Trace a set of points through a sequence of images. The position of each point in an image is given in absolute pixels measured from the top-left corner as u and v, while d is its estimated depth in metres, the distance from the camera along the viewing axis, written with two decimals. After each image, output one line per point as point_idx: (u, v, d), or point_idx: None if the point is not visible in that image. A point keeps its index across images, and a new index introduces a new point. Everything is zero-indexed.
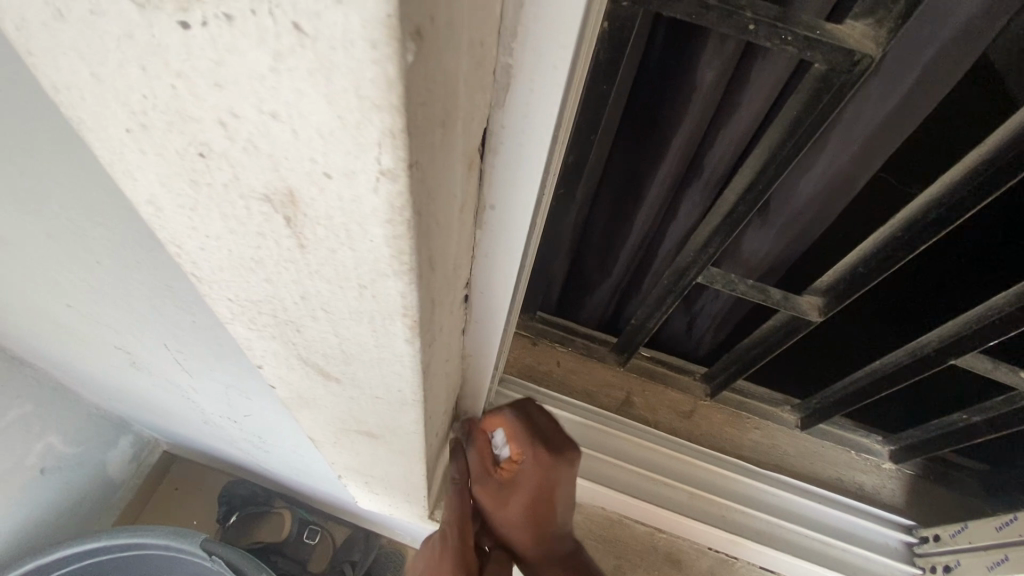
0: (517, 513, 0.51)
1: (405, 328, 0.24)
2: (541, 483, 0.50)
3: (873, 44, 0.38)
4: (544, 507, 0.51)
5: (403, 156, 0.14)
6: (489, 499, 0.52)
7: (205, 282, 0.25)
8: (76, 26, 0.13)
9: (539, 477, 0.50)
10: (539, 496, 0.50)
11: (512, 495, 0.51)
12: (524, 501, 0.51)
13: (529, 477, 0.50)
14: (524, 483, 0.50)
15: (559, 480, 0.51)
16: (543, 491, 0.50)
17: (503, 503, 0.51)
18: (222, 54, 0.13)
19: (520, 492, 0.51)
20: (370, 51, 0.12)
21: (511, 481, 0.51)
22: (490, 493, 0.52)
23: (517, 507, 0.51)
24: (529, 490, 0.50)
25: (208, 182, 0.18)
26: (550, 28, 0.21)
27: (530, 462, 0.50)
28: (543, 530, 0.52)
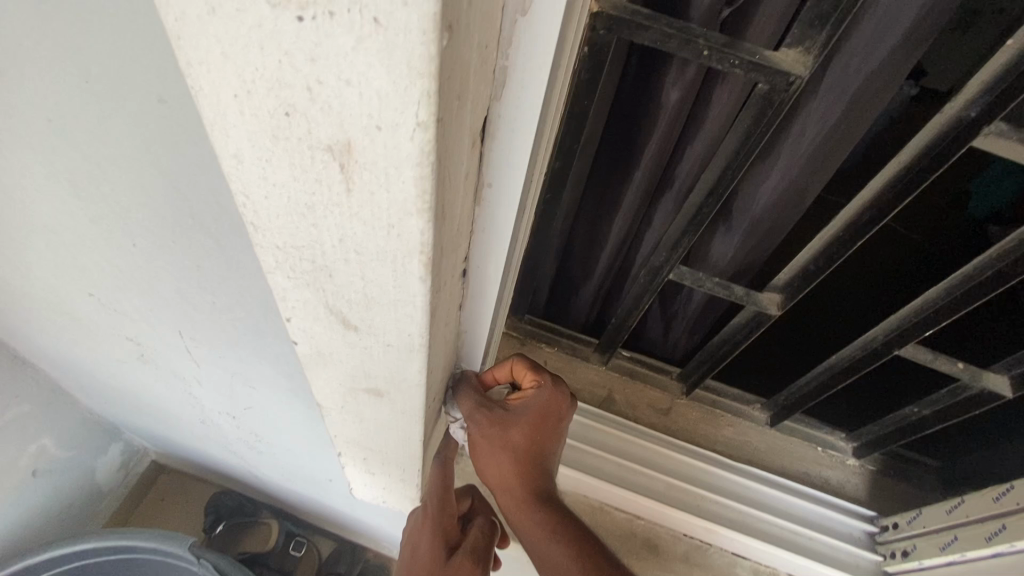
0: (521, 435, 0.57)
1: (420, 266, 0.30)
2: (549, 406, 0.59)
3: (803, 67, 0.47)
4: (547, 430, 0.59)
5: (433, 111, 0.21)
6: (495, 421, 0.56)
7: (260, 231, 0.31)
8: (220, 17, 0.20)
9: (548, 401, 0.58)
10: (544, 422, 0.58)
11: (519, 417, 0.57)
12: (534, 422, 0.58)
13: (540, 400, 0.58)
14: (535, 406, 0.58)
15: (562, 410, 0.60)
16: (548, 417, 0.59)
17: (511, 425, 0.57)
18: (320, 38, 0.20)
19: (530, 413, 0.58)
20: (421, 35, 0.18)
21: (519, 406, 0.58)
22: (497, 417, 0.56)
23: (523, 430, 0.57)
24: (538, 413, 0.58)
25: (286, 137, 0.24)
26: (535, 37, 0.28)
27: (545, 385, 0.59)
28: (538, 458, 0.58)
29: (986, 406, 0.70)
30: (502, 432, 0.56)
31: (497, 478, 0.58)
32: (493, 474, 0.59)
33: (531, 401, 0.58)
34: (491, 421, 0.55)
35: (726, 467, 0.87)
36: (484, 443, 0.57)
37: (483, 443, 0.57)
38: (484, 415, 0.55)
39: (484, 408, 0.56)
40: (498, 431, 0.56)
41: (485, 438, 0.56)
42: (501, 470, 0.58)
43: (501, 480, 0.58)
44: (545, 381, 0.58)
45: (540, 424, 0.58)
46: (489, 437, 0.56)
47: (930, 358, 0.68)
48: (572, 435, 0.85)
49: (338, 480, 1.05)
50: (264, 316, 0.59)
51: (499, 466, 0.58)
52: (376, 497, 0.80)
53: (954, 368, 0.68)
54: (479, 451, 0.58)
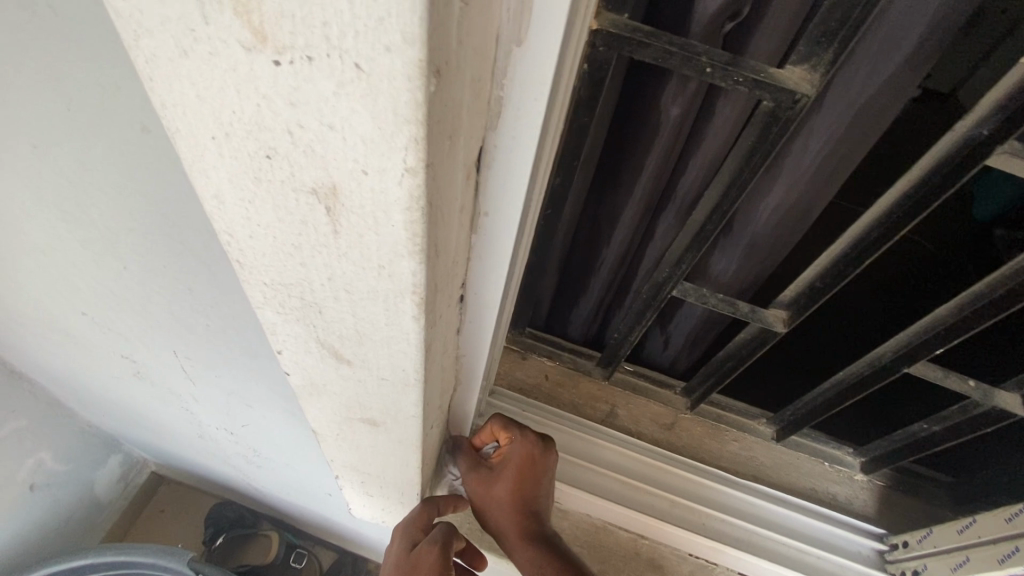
0: (502, 495, 0.59)
1: (413, 306, 0.29)
2: (523, 461, 0.59)
3: (810, 85, 0.45)
4: (529, 482, 0.60)
5: (422, 157, 0.20)
6: (481, 486, 0.61)
7: (246, 268, 0.30)
8: (194, 61, 0.19)
9: (520, 457, 0.59)
10: (522, 475, 0.59)
11: (498, 476, 0.60)
12: (511, 480, 0.59)
13: (512, 455, 0.60)
14: (511, 465, 0.60)
15: (539, 461, 0.60)
16: (526, 469, 0.59)
17: (491, 487, 0.60)
18: (300, 82, 0.18)
19: (508, 472, 0.60)
20: (407, 81, 0.17)
21: (499, 465, 0.61)
22: (482, 478, 0.61)
23: (501, 489, 0.59)
24: (516, 469, 0.59)
25: (268, 179, 0.23)
26: (532, 65, 0.27)
27: (512, 443, 0.60)
28: (523, 507, 0.59)
29: (997, 424, 0.69)
30: (486, 492, 0.60)
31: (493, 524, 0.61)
32: (492, 521, 0.62)
33: (507, 460, 0.60)
34: (477, 482, 0.61)
35: (730, 484, 0.86)
36: (479, 499, 0.62)
37: (478, 497, 0.62)
38: (471, 474, 0.62)
39: (472, 470, 0.62)
40: (482, 490, 0.61)
41: (477, 500, 0.62)
42: (493, 520, 0.61)
43: (498, 530, 0.61)
44: (516, 438, 0.60)
45: (517, 479, 0.59)
46: (478, 494, 0.62)
47: (940, 375, 0.67)
48: (575, 452, 0.83)
49: (337, 495, 1.04)
50: (258, 339, 0.58)
51: (494, 519, 0.61)
52: (374, 516, 0.79)
53: (966, 386, 0.66)
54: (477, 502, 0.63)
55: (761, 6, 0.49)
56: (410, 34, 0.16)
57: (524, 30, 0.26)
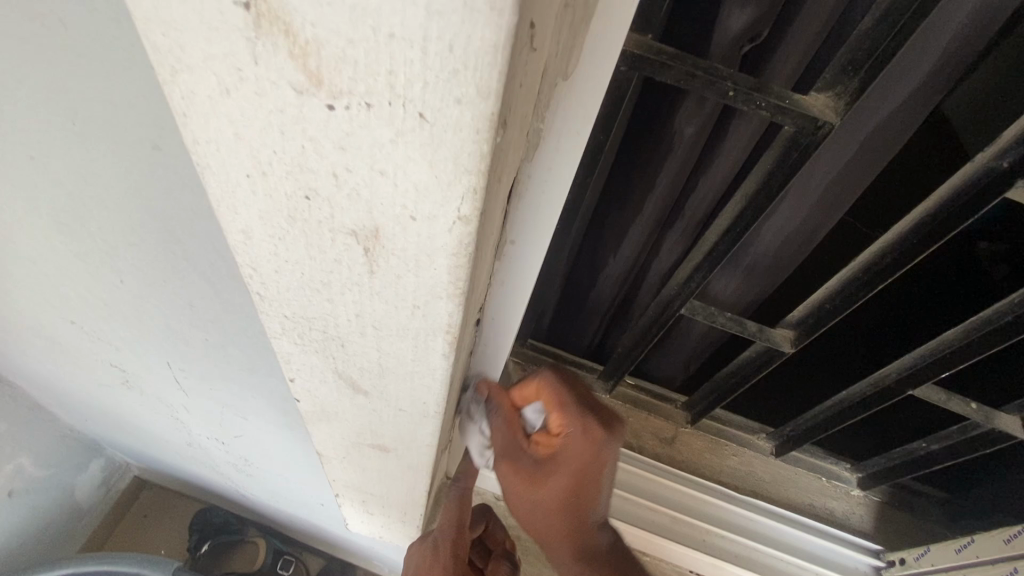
0: (556, 492, 0.49)
1: (445, 344, 0.27)
2: (587, 458, 0.48)
3: (834, 113, 0.45)
4: (586, 482, 0.49)
5: (479, 207, 0.19)
6: (520, 477, 0.50)
7: (267, 300, 0.28)
8: (236, 100, 0.18)
9: (586, 452, 0.48)
10: (583, 473, 0.48)
11: (548, 472, 0.49)
12: (568, 480, 0.49)
13: (575, 448, 0.48)
14: (571, 460, 0.48)
15: (605, 459, 0.48)
16: (589, 467, 0.48)
17: (539, 484, 0.49)
18: (354, 127, 0.17)
19: (565, 466, 0.48)
20: (475, 133, 0.16)
21: (551, 457, 0.49)
22: (523, 472, 0.49)
23: (555, 487, 0.49)
24: (577, 466, 0.48)
25: (305, 218, 0.22)
26: (576, 96, 0.26)
27: (578, 432, 0.47)
28: (579, 512, 0.51)
29: (996, 446, 0.69)
30: (530, 487, 0.50)
31: (532, 518, 0.53)
32: (529, 513, 0.53)
33: (566, 455, 0.48)
34: (516, 474, 0.49)
35: (734, 500, 0.86)
36: (512, 489, 0.51)
37: (509, 485, 0.51)
38: (507, 462, 0.50)
39: (509, 457, 0.49)
40: (523, 484, 0.50)
41: (514, 491, 0.51)
42: (534, 516, 0.52)
43: (537, 522, 0.53)
44: (578, 428, 0.47)
45: (577, 479, 0.49)
46: (512, 484, 0.50)
47: (942, 398, 0.67)
48: None
49: (330, 505, 1.02)
50: (260, 355, 0.56)
51: (535, 514, 0.52)
52: (372, 532, 0.77)
53: (967, 409, 0.67)
54: (510, 492, 0.52)
55: (782, 30, 0.48)
56: (485, 88, 0.15)
57: (572, 64, 0.25)
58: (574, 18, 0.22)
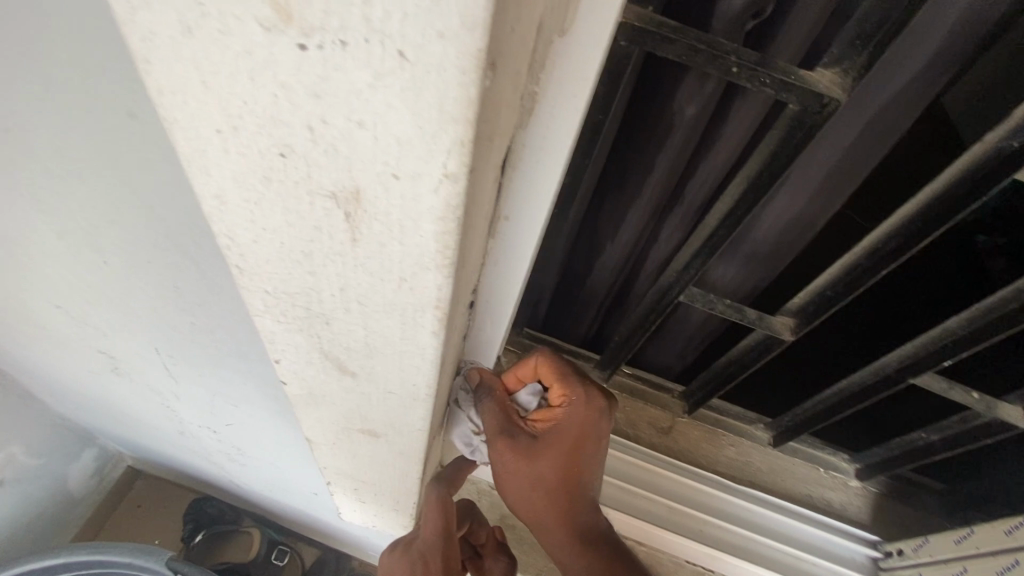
0: (556, 465, 0.52)
1: (434, 320, 0.26)
2: (584, 423, 0.53)
3: (840, 90, 0.43)
4: (581, 451, 0.53)
5: (466, 162, 0.17)
6: (520, 456, 0.52)
7: (247, 274, 0.27)
8: (200, 41, 0.16)
9: (584, 418, 0.53)
10: (579, 441, 0.53)
11: (548, 445, 0.52)
12: (566, 448, 0.52)
13: (572, 420, 0.53)
14: (568, 430, 0.53)
15: (599, 427, 0.54)
16: (586, 435, 0.53)
17: (539, 454, 0.52)
18: (328, 71, 0.16)
19: (562, 438, 0.52)
20: (460, 75, 0.15)
21: (549, 430, 0.53)
22: (523, 447, 0.52)
23: (554, 456, 0.52)
24: (574, 435, 0.53)
25: (281, 180, 0.20)
26: (574, 55, 0.25)
27: (574, 402, 0.53)
28: (576, 486, 0.54)
29: (997, 436, 0.69)
30: (529, 464, 0.52)
31: (529, 500, 0.55)
32: (526, 494, 0.54)
33: (564, 426, 0.53)
34: (516, 452, 0.52)
35: (732, 491, 0.85)
36: (510, 468, 0.53)
37: (507, 466, 0.53)
38: (506, 440, 0.52)
39: (508, 436, 0.52)
40: (523, 461, 0.52)
41: (512, 467, 0.53)
42: (532, 496, 0.54)
43: (535, 503, 0.54)
44: (577, 397, 0.53)
45: (575, 445, 0.53)
46: (511, 463, 0.52)
47: (945, 387, 0.66)
48: None
49: (324, 495, 1.01)
50: (249, 340, 0.54)
51: (533, 493, 0.54)
52: (367, 522, 0.76)
53: (969, 398, 0.66)
54: (507, 472, 0.54)
55: (787, 4, 0.46)
56: (470, 18, 0.13)
57: (569, 19, 0.23)
58: None
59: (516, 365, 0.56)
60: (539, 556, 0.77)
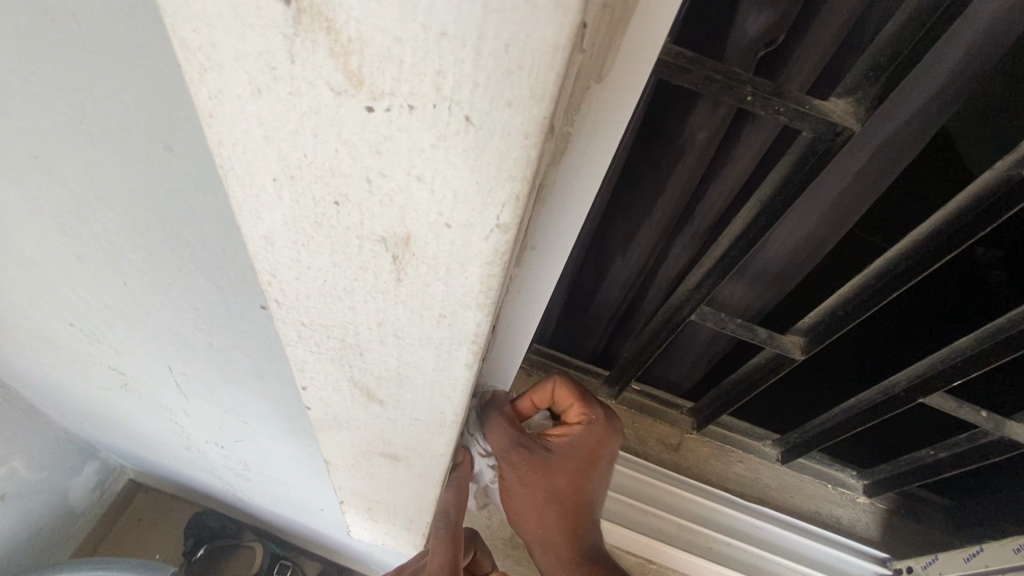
0: (568, 480, 0.56)
1: (469, 354, 0.26)
2: (597, 442, 0.57)
3: (853, 119, 0.44)
4: (591, 466, 0.57)
5: (518, 215, 0.18)
6: (539, 471, 0.54)
7: (284, 307, 0.28)
8: (268, 100, 0.17)
9: (598, 436, 0.57)
10: (592, 456, 0.57)
11: (564, 460, 0.55)
12: (581, 462, 0.56)
13: (589, 438, 0.56)
14: (583, 446, 0.56)
15: (610, 443, 0.58)
16: (598, 450, 0.57)
17: (557, 468, 0.55)
18: (393, 131, 0.16)
19: (577, 454, 0.56)
20: (523, 138, 0.15)
21: (565, 445, 0.56)
22: (542, 461, 0.54)
23: (566, 474, 0.55)
24: (587, 451, 0.57)
25: (331, 225, 0.21)
26: (608, 99, 0.26)
27: (592, 421, 0.57)
28: (583, 500, 0.58)
29: (1006, 454, 0.69)
30: (547, 478, 0.54)
31: (538, 514, 0.57)
32: (534, 508, 0.57)
33: (580, 442, 0.56)
34: (535, 466, 0.53)
35: (738, 506, 0.85)
36: (525, 483, 0.54)
37: (524, 481, 0.54)
38: (527, 456, 0.53)
39: (528, 451, 0.53)
40: (543, 476, 0.54)
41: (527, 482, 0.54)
42: (543, 510, 0.56)
43: (542, 517, 0.57)
44: (595, 417, 0.57)
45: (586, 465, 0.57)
46: (529, 478, 0.54)
47: (953, 406, 0.67)
48: None
49: (330, 510, 1.01)
50: (265, 360, 0.55)
51: (543, 508, 0.56)
52: (376, 539, 0.76)
53: (978, 417, 0.67)
54: (518, 487, 0.55)
55: (800, 34, 0.47)
56: (539, 90, 0.14)
57: (606, 67, 0.24)
58: (612, 20, 0.22)
59: (534, 389, 0.59)
60: None
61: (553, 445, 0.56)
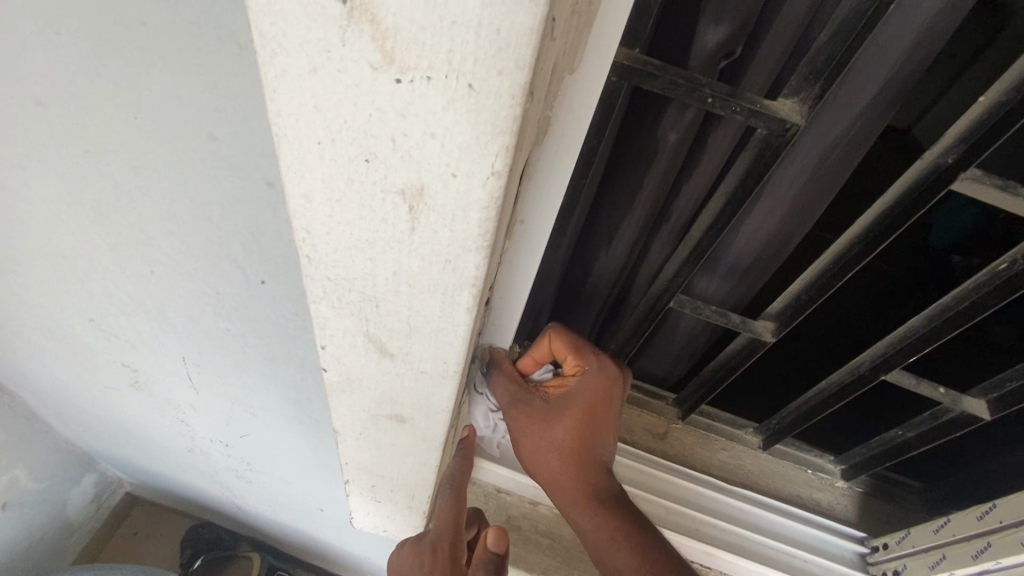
0: (567, 428, 0.61)
1: (470, 298, 0.32)
2: (597, 389, 0.62)
3: (799, 116, 0.51)
4: (595, 413, 0.62)
5: (508, 163, 0.24)
6: (537, 421, 0.61)
7: (313, 263, 0.33)
8: (321, 76, 0.23)
9: (596, 384, 0.62)
10: (592, 404, 0.61)
11: (561, 410, 0.61)
12: (579, 411, 0.61)
13: (587, 387, 0.61)
14: (582, 394, 0.61)
15: (611, 391, 0.62)
16: (598, 398, 0.62)
17: (554, 419, 0.61)
18: (414, 99, 0.22)
19: (575, 402, 0.61)
20: (511, 99, 0.21)
21: (561, 396, 0.62)
22: (537, 411, 0.61)
23: (568, 419, 0.61)
24: (587, 398, 0.61)
25: (361, 181, 0.27)
26: (580, 88, 0.32)
27: (590, 371, 0.61)
28: (587, 448, 0.62)
29: (965, 428, 0.74)
30: (543, 424, 0.61)
31: (547, 463, 0.63)
32: (542, 459, 0.63)
33: (576, 391, 0.61)
34: (530, 413, 0.61)
35: (723, 491, 0.90)
36: (526, 431, 0.62)
37: (526, 429, 0.62)
38: (521, 406, 0.61)
39: (521, 401, 0.61)
40: (541, 424, 0.61)
41: (529, 431, 0.62)
42: (549, 458, 0.62)
43: (551, 466, 0.63)
44: (590, 368, 0.61)
45: (587, 412, 0.62)
46: (529, 428, 0.61)
47: (912, 382, 0.72)
48: None
49: (331, 508, 1.04)
50: (278, 343, 0.60)
51: (549, 455, 0.62)
52: (378, 525, 0.79)
53: (936, 393, 0.72)
54: (524, 437, 0.63)
55: (754, 46, 0.55)
56: (521, 60, 0.20)
57: (576, 62, 0.30)
58: (581, 23, 0.28)
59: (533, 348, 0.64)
60: (544, 556, 0.81)
61: (551, 397, 0.62)
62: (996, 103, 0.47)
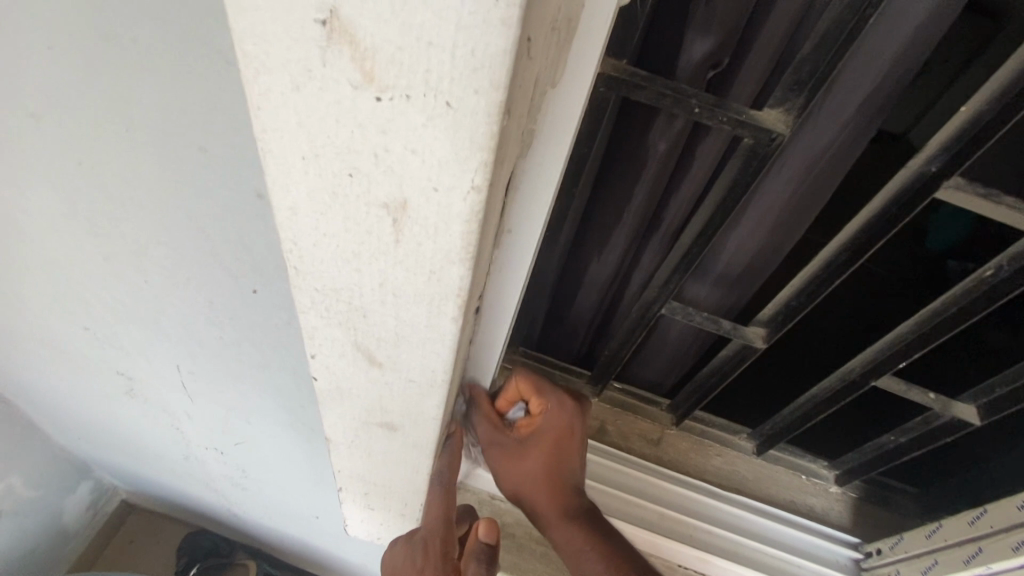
0: (537, 462, 0.64)
1: (456, 307, 0.32)
2: (561, 425, 0.66)
3: (784, 125, 0.52)
4: (563, 446, 0.65)
5: (487, 178, 0.24)
6: (512, 458, 0.64)
7: (301, 274, 0.33)
8: (304, 94, 0.23)
9: (559, 420, 0.66)
10: (559, 438, 0.65)
11: (531, 447, 0.64)
12: (548, 446, 0.65)
13: (552, 423, 0.65)
14: (549, 430, 0.65)
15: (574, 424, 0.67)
16: (563, 432, 0.66)
17: (525, 456, 0.64)
18: (394, 115, 0.23)
19: (544, 438, 0.65)
20: (487, 118, 0.22)
21: (532, 434, 0.64)
22: (510, 450, 0.63)
23: (538, 454, 0.64)
24: (553, 434, 0.65)
25: (345, 195, 0.27)
26: (562, 100, 0.32)
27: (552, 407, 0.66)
28: (561, 478, 0.65)
29: (955, 433, 0.75)
30: (517, 463, 0.63)
31: (523, 492, 0.66)
32: (518, 489, 0.66)
33: (543, 428, 0.65)
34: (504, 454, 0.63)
35: (717, 496, 0.90)
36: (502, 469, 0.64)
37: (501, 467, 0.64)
38: (496, 448, 0.63)
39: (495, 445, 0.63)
40: (515, 460, 0.64)
41: (504, 466, 0.65)
42: (525, 490, 0.65)
43: (528, 494, 0.65)
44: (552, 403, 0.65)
45: (555, 445, 0.65)
46: (504, 466, 0.64)
47: (903, 388, 0.73)
48: None
49: (326, 515, 1.03)
50: (271, 351, 0.60)
51: (525, 488, 0.65)
52: (372, 532, 0.79)
53: (927, 398, 0.72)
54: (501, 472, 0.65)
55: (740, 56, 0.55)
56: (496, 81, 0.20)
57: (558, 76, 0.31)
58: (562, 38, 0.28)
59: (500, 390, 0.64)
60: (539, 562, 0.81)
61: (521, 437, 0.64)
62: (976, 113, 0.48)
